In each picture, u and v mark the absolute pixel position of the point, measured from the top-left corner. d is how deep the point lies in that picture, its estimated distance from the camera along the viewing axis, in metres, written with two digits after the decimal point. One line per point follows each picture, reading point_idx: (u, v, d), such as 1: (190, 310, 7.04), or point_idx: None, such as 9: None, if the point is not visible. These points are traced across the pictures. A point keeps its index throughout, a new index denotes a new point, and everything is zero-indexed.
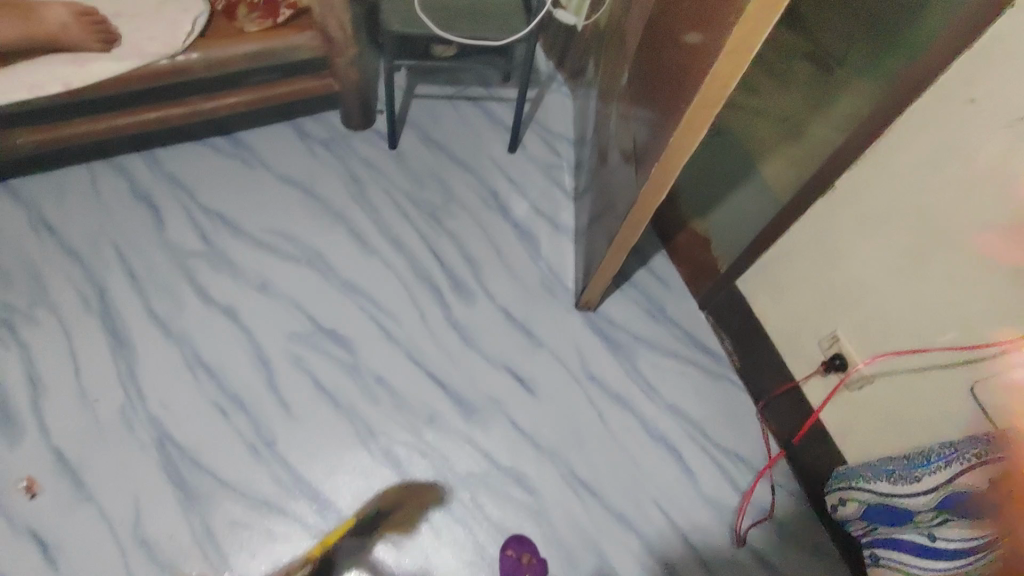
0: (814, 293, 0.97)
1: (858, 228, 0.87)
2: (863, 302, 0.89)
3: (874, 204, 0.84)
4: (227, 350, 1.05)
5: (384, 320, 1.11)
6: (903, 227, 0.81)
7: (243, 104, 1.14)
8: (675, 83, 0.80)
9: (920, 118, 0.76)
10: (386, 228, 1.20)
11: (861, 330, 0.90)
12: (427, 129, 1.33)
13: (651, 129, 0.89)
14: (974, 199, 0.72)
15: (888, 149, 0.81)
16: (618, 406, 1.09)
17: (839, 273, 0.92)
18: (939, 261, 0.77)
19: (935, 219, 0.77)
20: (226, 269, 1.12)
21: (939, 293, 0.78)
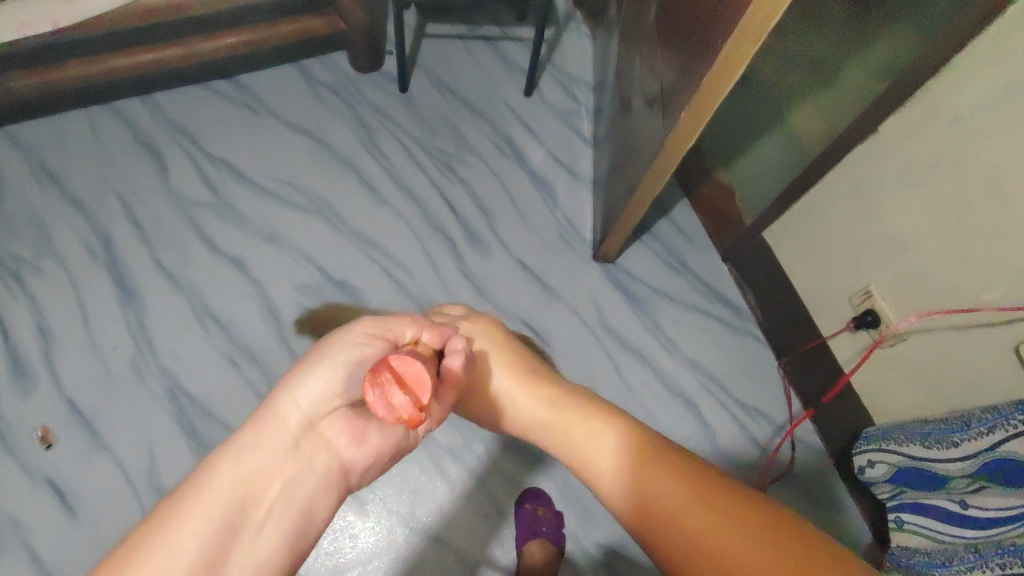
0: (848, 244, 0.92)
1: (900, 178, 0.82)
2: (902, 255, 0.84)
3: (919, 152, 0.78)
4: (236, 302, 1.03)
5: (395, 272, 1.08)
6: (949, 176, 0.76)
7: (243, 45, 1.09)
8: (709, 16, 0.73)
9: (979, 56, 0.70)
10: (397, 175, 1.16)
11: (899, 284, 0.85)
12: (438, 72, 1.27)
13: (681, 67, 0.82)
14: None
15: (945, 88, 0.74)
16: (637, 361, 1.06)
17: (877, 224, 0.86)
18: (988, 213, 0.72)
19: (986, 168, 0.71)
20: (233, 219, 1.09)
21: (986, 248, 0.73)
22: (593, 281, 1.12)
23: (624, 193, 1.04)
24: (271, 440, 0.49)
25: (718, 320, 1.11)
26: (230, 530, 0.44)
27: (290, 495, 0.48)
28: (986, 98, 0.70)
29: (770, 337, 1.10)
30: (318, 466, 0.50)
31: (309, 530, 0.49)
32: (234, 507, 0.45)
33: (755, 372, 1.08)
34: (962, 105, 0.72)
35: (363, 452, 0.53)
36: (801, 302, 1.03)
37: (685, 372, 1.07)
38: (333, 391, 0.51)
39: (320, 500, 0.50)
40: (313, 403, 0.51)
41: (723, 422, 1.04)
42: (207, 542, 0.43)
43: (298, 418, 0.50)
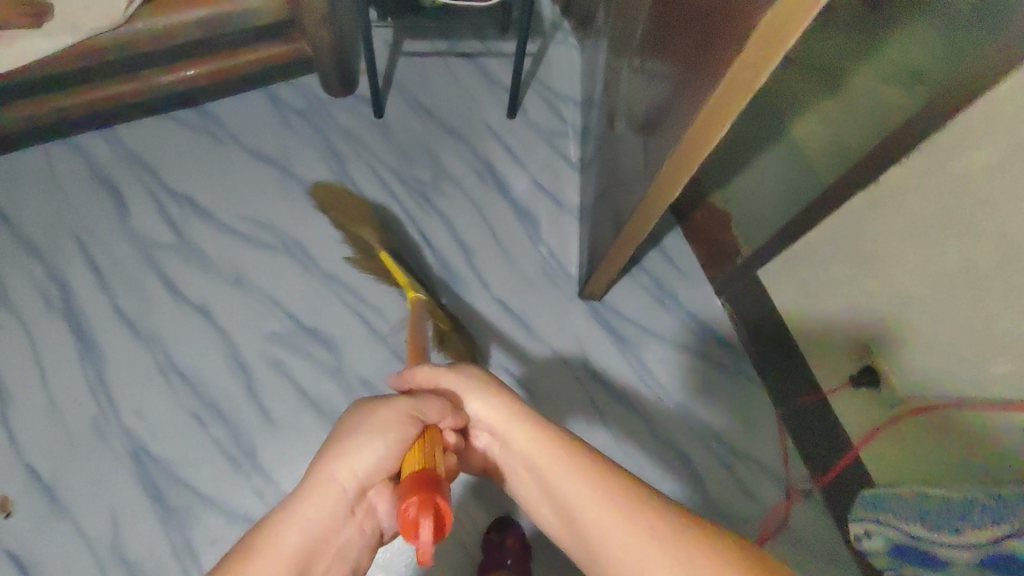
0: (850, 291, 0.85)
1: (902, 232, 0.76)
2: (907, 309, 0.77)
3: (921, 206, 0.72)
4: (201, 352, 0.98)
5: (369, 316, 1.02)
6: (953, 236, 0.69)
7: (204, 75, 1.02)
8: (696, 64, 0.65)
9: (986, 111, 0.63)
10: (371, 209, 1.10)
11: (904, 339, 0.78)
12: (415, 93, 1.20)
13: (667, 113, 0.74)
14: None
15: (958, 137, 0.66)
16: (624, 407, 1.01)
17: (881, 274, 0.80)
18: (993, 282, 0.66)
19: (990, 233, 0.65)
20: (198, 262, 1.03)
21: (991, 318, 0.67)
22: (578, 320, 1.06)
23: (609, 233, 0.97)
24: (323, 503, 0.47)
25: (710, 361, 1.05)
26: None
27: (343, 557, 0.48)
28: (1000, 152, 0.62)
29: (765, 378, 1.04)
30: (362, 535, 0.50)
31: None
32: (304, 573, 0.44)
33: (749, 416, 1.02)
34: (974, 156, 0.65)
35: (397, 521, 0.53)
36: (801, 344, 0.97)
37: (675, 419, 1.01)
38: (382, 462, 0.51)
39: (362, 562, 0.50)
40: (366, 473, 0.50)
41: (714, 471, 0.99)
42: None
43: (352, 486, 0.49)
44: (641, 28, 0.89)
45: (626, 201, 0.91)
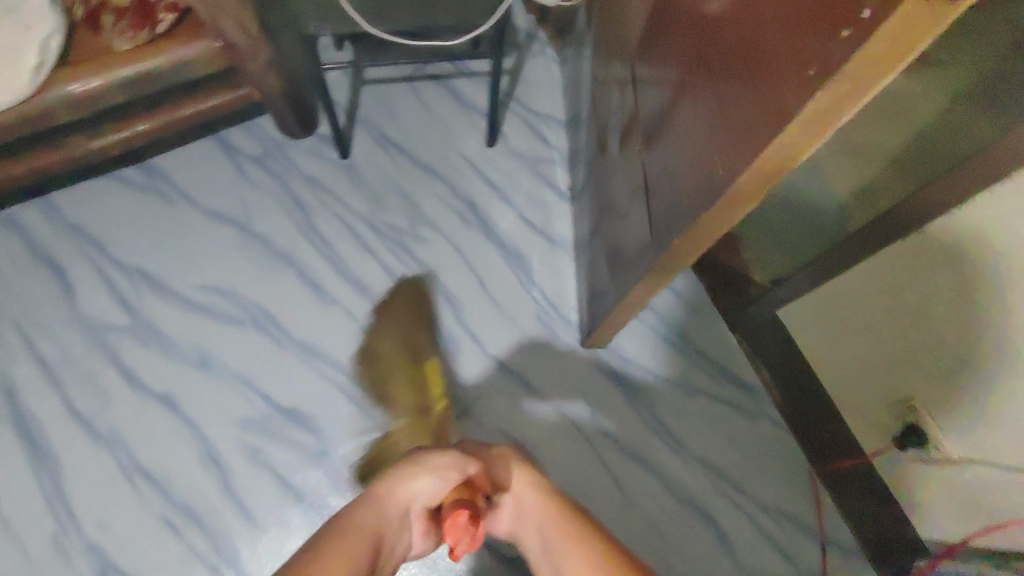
0: (912, 344, 0.74)
1: (950, 291, 0.68)
2: (998, 368, 0.66)
3: (976, 268, 0.64)
4: (167, 448, 0.88)
5: (351, 388, 0.92)
6: (1020, 305, 0.61)
7: (141, 135, 0.89)
8: (711, 120, 0.54)
9: None
10: (344, 265, 1.00)
11: (997, 399, 0.67)
12: (383, 127, 1.09)
13: (674, 165, 0.64)
14: None
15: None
16: (639, 465, 0.92)
17: (956, 328, 0.68)
18: None
19: None
20: (156, 344, 0.93)
21: None
22: (581, 370, 0.97)
23: (606, 279, 0.87)
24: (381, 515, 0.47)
25: (730, 405, 0.96)
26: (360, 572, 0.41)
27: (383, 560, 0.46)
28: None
29: (792, 424, 0.95)
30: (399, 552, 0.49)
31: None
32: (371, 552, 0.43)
33: (776, 464, 0.93)
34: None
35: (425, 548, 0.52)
36: (842, 394, 0.87)
37: (696, 474, 0.92)
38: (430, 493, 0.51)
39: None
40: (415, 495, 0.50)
41: (745, 530, 0.90)
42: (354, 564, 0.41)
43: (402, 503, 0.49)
44: (632, 52, 0.77)
45: (625, 248, 0.81)
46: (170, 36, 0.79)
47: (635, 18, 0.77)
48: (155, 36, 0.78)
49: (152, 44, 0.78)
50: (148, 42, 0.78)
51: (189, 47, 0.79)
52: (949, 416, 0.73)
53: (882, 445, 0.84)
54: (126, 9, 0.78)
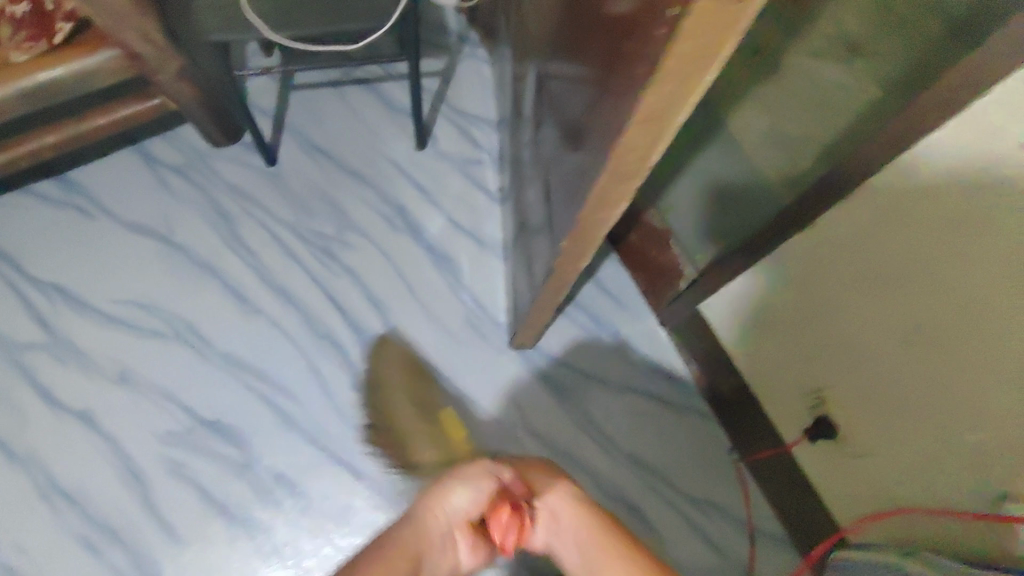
0: (835, 321, 0.72)
1: (853, 279, 0.68)
2: (912, 340, 0.64)
3: (872, 254, 0.65)
4: (86, 467, 0.86)
5: (278, 400, 0.91)
6: (912, 289, 0.62)
7: (49, 148, 0.87)
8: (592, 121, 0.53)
9: (934, 155, 0.55)
10: (269, 275, 0.98)
11: (911, 375, 0.66)
12: (310, 134, 1.08)
13: (570, 167, 0.63)
14: (1007, 282, 0.53)
15: (961, 144, 0.53)
16: (570, 466, 0.92)
17: (875, 300, 0.66)
18: (960, 341, 0.59)
19: (953, 290, 0.58)
20: (75, 362, 0.91)
21: (960, 378, 0.60)
22: (512, 373, 0.96)
23: (527, 282, 0.87)
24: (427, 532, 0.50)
25: (660, 401, 0.97)
26: None
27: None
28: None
29: (721, 416, 0.96)
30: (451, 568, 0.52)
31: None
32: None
33: (704, 458, 0.95)
34: (987, 160, 0.51)
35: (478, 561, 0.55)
36: (766, 384, 0.87)
37: (627, 472, 0.93)
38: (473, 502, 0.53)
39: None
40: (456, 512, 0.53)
41: (673, 525, 0.91)
42: None
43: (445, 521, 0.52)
44: (540, 54, 0.77)
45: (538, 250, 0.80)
46: (70, 48, 0.76)
47: (541, 18, 0.76)
48: (54, 47, 0.76)
49: (51, 56, 0.75)
50: (45, 53, 0.75)
51: (89, 59, 0.77)
52: (871, 390, 0.71)
53: (796, 437, 0.85)
54: (19, 18, 0.73)
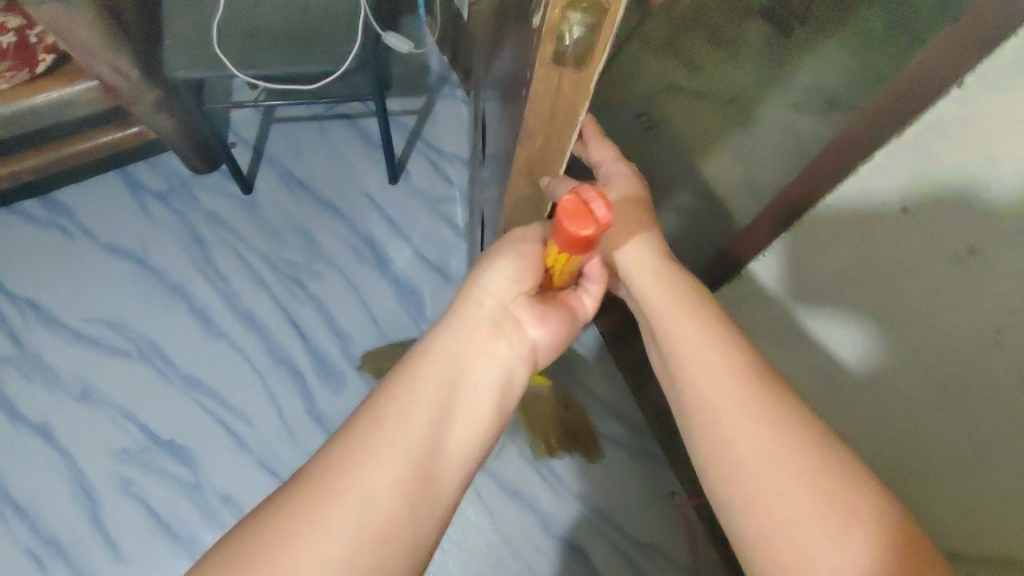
0: (797, 368, 0.70)
1: (777, 333, 0.71)
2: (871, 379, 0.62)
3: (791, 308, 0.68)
4: (41, 480, 0.88)
5: (234, 424, 0.93)
6: (828, 339, 0.65)
7: (31, 171, 0.92)
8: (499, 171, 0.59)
9: (832, 217, 0.59)
10: (237, 300, 1.01)
11: (881, 412, 0.63)
12: (289, 166, 1.12)
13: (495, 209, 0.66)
14: (907, 333, 0.57)
15: (847, 201, 0.57)
16: (516, 503, 0.93)
17: (834, 335, 0.65)
18: (874, 388, 0.63)
19: (864, 340, 0.62)
20: (41, 377, 0.93)
21: (875, 419, 0.64)
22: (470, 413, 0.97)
23: None
24: (465, 322, 0.43)
25: (612, 443, 0.98)
26: (448, 413, 0.40)
27: (489, 375, 0.42)
28: (915, 202, 0.52)
29: (669, 457, 0.96)
30: (516, 354, 0.44)
31: (483, 456, 0.42)
32: (445, 388, 0.40)
33: (652, 502, 0.95)
34: (878, 216, 0.55)
35: (552, 335, 0.47)
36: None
37: (573, 512, 0.93)
38: (515, 277, 0.45)
39: (516, 375, 0.44)
40: (500, 290, 0.45)
41: (616, 570, 0.90)
42: (433, 410, 0.39)
43: (490, 305, 0.44)
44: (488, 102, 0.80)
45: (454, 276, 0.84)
46: (50, 78, 0.81)
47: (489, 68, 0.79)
48: (34, 77, 0.81)
49: (31, 85, 0.80)
50: (26, 82, 0.80)
51: (66, 89, 0.81)
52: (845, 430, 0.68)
53: None
54: (6, 50, 0.80)
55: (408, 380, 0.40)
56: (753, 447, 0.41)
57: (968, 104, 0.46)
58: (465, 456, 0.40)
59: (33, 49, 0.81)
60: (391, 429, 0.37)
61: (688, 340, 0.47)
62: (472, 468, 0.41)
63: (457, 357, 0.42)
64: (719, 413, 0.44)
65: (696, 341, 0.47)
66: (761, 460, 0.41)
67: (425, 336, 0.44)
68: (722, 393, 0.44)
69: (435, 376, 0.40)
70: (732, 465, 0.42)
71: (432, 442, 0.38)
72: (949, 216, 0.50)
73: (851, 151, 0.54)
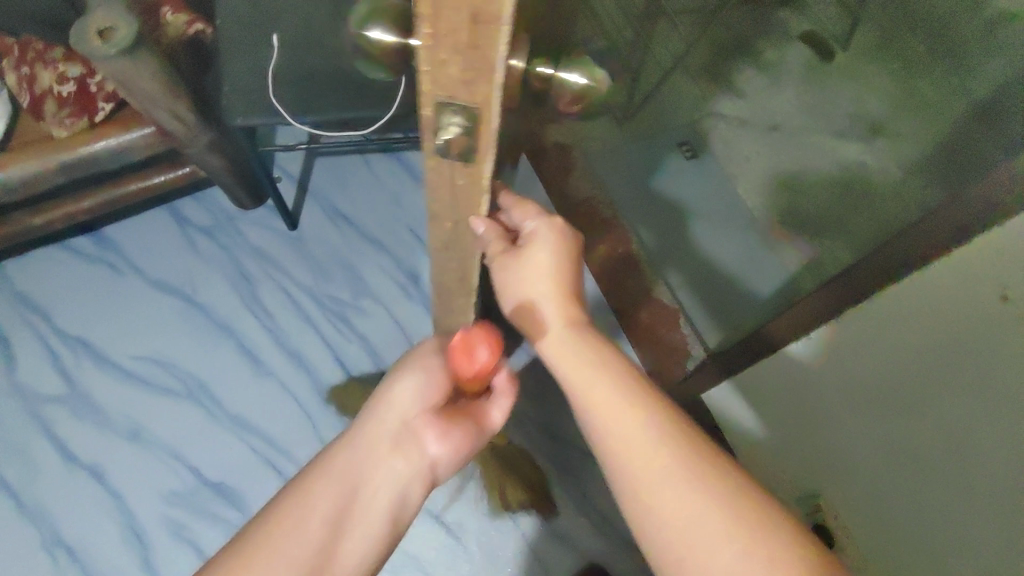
0: (863, 429, 0.68)
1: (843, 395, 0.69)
2: (937, 447, 0.60)
3: (858, 370, 0.66)
4: (91, 522, 0.88)
5: (281, 465, 0.93)
6: (895, 404, 0.63)
7: (86, 212, 0.93)
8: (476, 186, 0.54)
9: (924, 290, 0.57)
10: (283, 337, 1.00)
11: (945, 480, 0.60)
12: (333, 199, 1.11)
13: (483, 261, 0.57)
14: (983, 404, 0.54)
15: (948, 277, 0.54)
16: (565, 548, 0.93)
17: (892, 399, 0.63)
18: (939, 458, 0.60)
19: (930, 409, 0.59)
20: (89, 416, 0.93)
21: (934, 489, 0.61)
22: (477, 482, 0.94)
23: None
24: (369, 435, 0.51)
25: None
26: (340, 520, 0.47)
27: (385, 486, 0.50)
28: (1017, 290, 0.49)
29: None
30: (413, 466, 0.52)
31: (374, 561, 0.49)
32: (341, 500, 0.47)
33: None
34: (977, 303, 0.53)
35: (450, 449, 0.55)
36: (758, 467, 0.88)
37: (623, 557, 0.93)
38: (415, 391, 0.54)
39: (411, 488, 0.52)
40: (404, 402, 0.54)
41: None
42: (328, 517, 0.46)
43: (394, 417, 0.53)
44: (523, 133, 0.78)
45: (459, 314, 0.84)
46: (109, 124, 0.83)
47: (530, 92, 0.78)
48: (94, 124, 0.83)
49: (89, 131, 0.82)
50: (86, 130, 0.82)
51: (125, 135, 0.82)
52: (897, 493, 0.66)
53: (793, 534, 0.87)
54: (66, 97, 0.82)
55: (309, 487, 0.47)
56: (689, 508, 0.41)
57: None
58: (358, 561, 0.47)
59: (92, 95, 0.83)
60: (287, 530, 0.44)
61: (625, 420, 0.45)
62: (362, 571, 0.48)
63: (356, 469, 0.49)
64: (688, 520, 0.40)
65: (631, 416, 0.45)
66: (691, 519, 0.40)
67: (332, 442, 0.52)
68: (650, 464, 0.43)
69: (332, 481, 0.48)
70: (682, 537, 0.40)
71: (319, 546, 0.45)
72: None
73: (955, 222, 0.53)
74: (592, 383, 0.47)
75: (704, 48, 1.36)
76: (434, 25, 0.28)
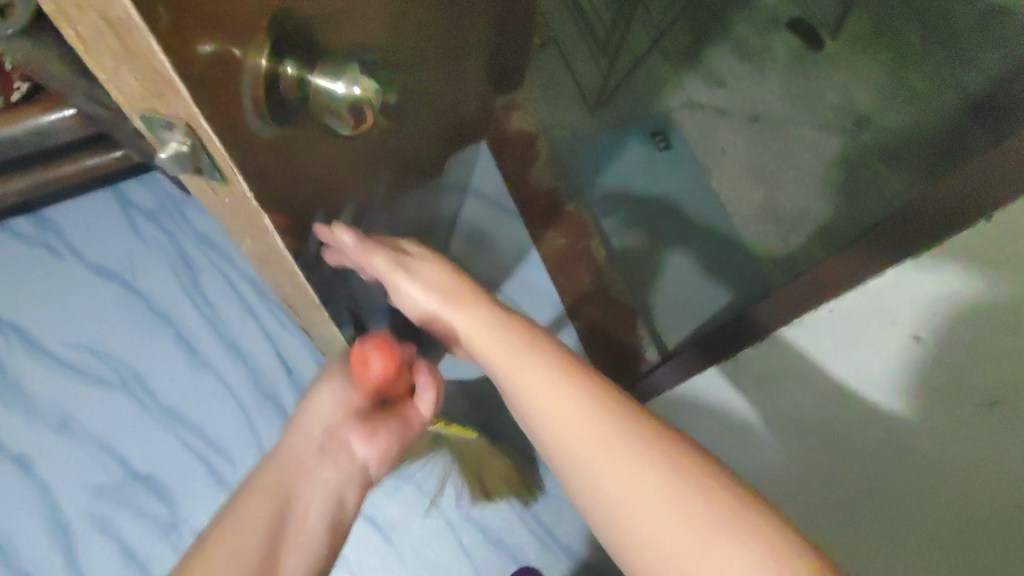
0: (790, 452, 0.74)
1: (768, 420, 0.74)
2: (863, 467, 0.65)
3: (781, 397, 0.71)
4: (15, 514, 0.85)
5: (215, 461, 0.90)
6: (818, 427, 0.68)
7: (16, 193, 0.90)
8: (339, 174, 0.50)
9: (840, 326, 0.60)
10: (222, 328, 0.98)
11: (875, 492, 0.65)
12: None
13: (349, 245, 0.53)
14: (895, 426, 0.59)
15: (862, 308, 0.57)
16: (503, 558, 0.90)
17: (814, 422, 0.68)
18: (866, 471, 0.65)
19: (848, 432, 0.65)
20: (19, 404, 0.90)
21: (862, 497, 0.67)
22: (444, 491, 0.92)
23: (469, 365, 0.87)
24: (293, 446, 0.52)
25: None
26: (279, 530, 0.46)
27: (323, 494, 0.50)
28: (925, 331, 0.53)
29: None
30: (342, 473, 0.53)
31: (319, 562, 0.48)
32: (278, 514, 0.46)
33: None
34: (897, 341, 0.56)
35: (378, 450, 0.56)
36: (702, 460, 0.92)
37: (561, 565, 0.92)
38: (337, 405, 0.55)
39: (344, 495, 0.52)
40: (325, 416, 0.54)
41: None
42: (267, 526, 0.45)
43: (318, 430, 0.53)
44: (438, 121, 0.75)
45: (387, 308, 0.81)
46: (29, 104, 0.78)
47: (454, 74, 0.75)
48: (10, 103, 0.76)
49: (9, 112, 0.77)
50: (4, 110, 0.78)
51: (47, 117, 0.78)
52: (828, 505, 0.72)
53: None
54: None
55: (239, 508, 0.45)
56: (621, 481, 0.43)
57: (998, 241, 0.45)
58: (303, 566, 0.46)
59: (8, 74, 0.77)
60: (225, 546, 0.42)
61: (554, 414, 0.46)
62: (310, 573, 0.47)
63: (288, 483, 0.49)
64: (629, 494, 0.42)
65: (561, 406, 0.46)
66: (635, 491, 0.42)
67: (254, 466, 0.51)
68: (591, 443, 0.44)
69: (266, 502, 0.46)
70: (628, 513, 0.42)
71: (262, 557, 0.43)
72: (972, 367, 0.50)
73: (922, 230, 0.50)
74: (524, 371, 0.48)
75: (682, 35, 1.31)
76: (76, 29, 0.27)
